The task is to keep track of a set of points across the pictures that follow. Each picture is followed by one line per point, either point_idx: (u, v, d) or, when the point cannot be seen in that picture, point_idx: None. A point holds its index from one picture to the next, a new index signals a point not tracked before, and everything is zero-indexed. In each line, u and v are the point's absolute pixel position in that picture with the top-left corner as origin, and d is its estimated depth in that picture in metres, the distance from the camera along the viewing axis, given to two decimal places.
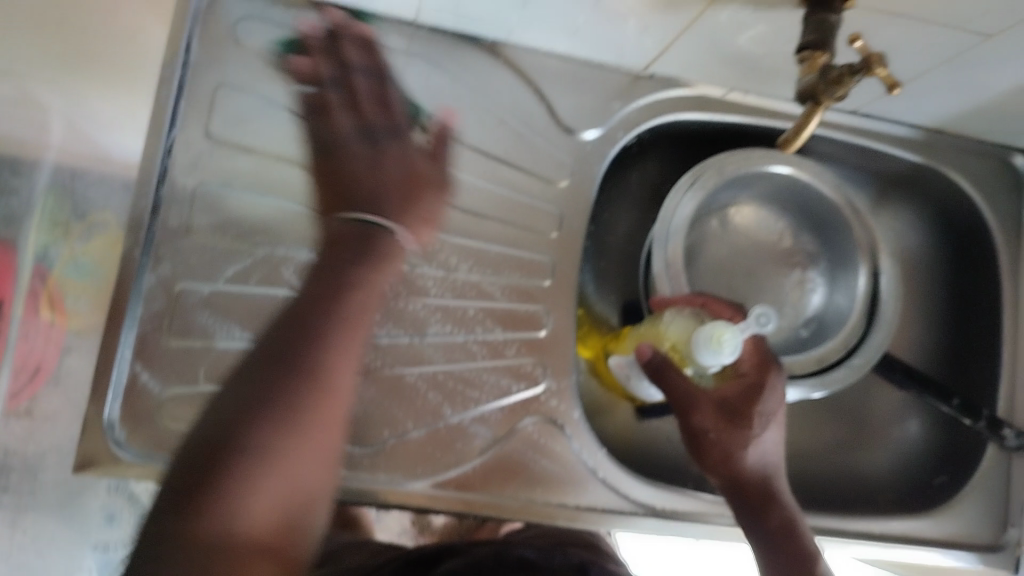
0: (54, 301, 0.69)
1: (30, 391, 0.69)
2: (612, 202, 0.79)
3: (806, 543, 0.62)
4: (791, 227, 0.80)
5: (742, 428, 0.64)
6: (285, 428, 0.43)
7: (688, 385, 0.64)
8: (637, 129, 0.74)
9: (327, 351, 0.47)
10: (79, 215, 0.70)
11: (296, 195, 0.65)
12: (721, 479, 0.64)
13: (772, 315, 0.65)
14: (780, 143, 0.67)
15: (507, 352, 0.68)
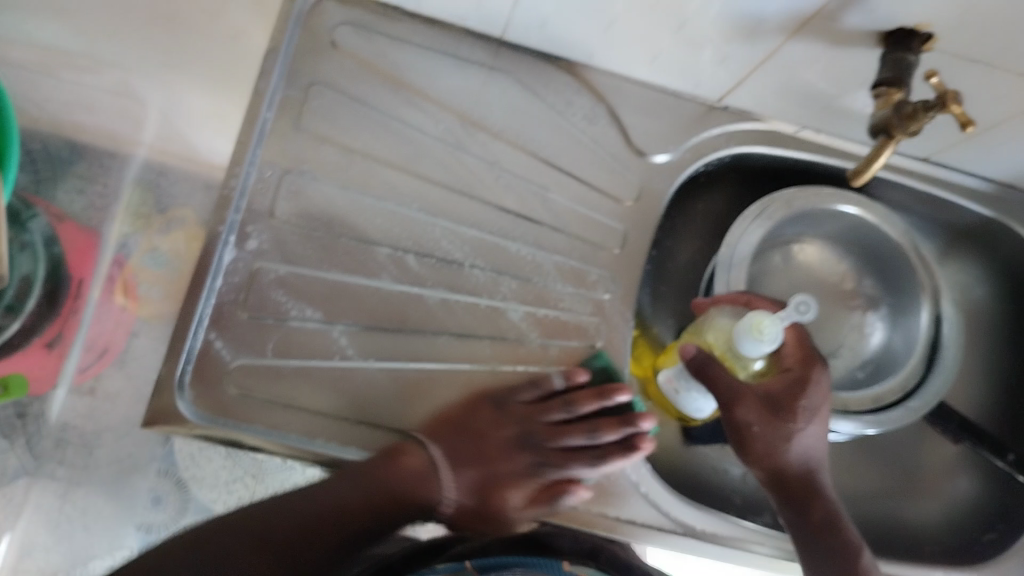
0: (127, 290, 0.91)
1: (98, 368, 0.89)
2: (677, 228, 0.81)
3: (847, 537, 0.65)
4: (854, 269, 0.81)
5: (785, 421, 0.66)
6: (273, 572, 0.59)
7: (732, 378, 0.65)
8: (706, 157, 0.76)
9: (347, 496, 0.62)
10: (161, 209, 0.92)
11: (374, 190, 0.69)
12: (764, 472, 0.66)
13: (811, 303, 0.64)
14: (853, 173, 0.67)
15: (561, 359, 0.70)
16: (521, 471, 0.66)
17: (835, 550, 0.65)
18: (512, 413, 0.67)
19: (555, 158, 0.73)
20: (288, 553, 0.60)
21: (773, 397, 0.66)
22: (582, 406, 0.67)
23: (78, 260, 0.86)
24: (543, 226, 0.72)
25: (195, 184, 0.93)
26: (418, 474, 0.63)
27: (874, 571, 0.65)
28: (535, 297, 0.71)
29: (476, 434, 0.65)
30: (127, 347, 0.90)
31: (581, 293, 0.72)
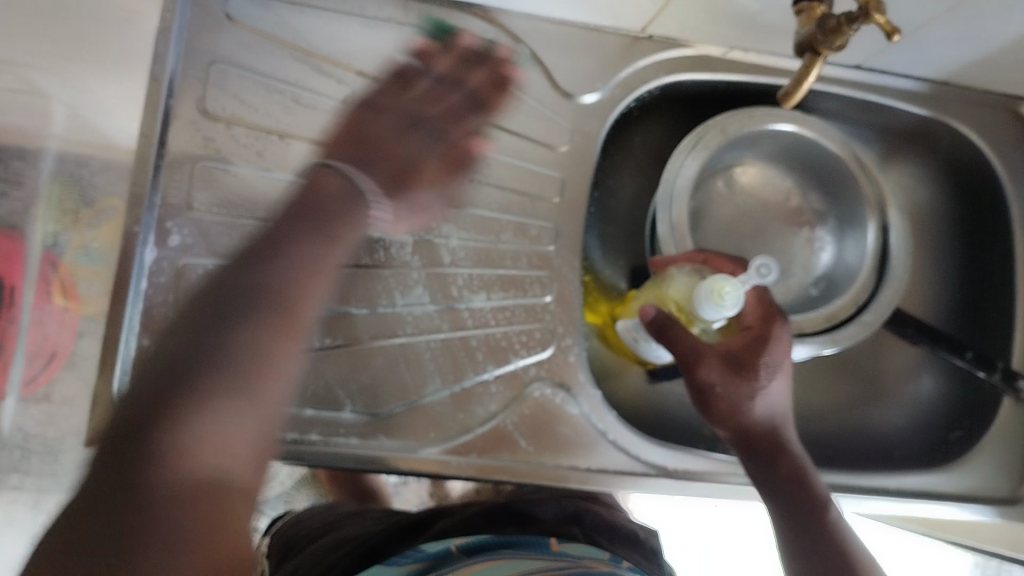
0: (66, 290, 0.93)
1: (48, 374, 0.93)
2: (616, 166, 0.79)
3: (815, 491, 0.65)
4: (798, 185, 0.80)
5: (747, 378, 0.65)
6: (241, 395, 0.47)
7: (693, 340, 0.64)
8: (636, 91, 0.73)
9: (280, 272, 0.53)
10: (88, 202, 0.93)
11: (296, 168, 0.66)
12: (730, 430, 0.66)
13: (772, 265, 0.64)
14: (780, 97, 0.64)
15: (514, 319, 0.68)
16: (423, 155, 0.66)
17: (804, 511, 0.64)
18: (385, 97, 0.66)
19: (482, 111, 0.70)
20: (263, 386, 0.49)
21: (734, 355, 0.66)
22: (436, 66, 0.68)
23: (5, 266, 0.88)
24: (477, 183, 0.70)
25: (118, 172, 0.93)
26: (341, 193, 0.59)
27: (844, 527, 0.64)
28: (478, 258, 0.69)
29: (366, 116, 0.64)
30: (75, 350, 0.94)
31: (524, 248, 0.70)
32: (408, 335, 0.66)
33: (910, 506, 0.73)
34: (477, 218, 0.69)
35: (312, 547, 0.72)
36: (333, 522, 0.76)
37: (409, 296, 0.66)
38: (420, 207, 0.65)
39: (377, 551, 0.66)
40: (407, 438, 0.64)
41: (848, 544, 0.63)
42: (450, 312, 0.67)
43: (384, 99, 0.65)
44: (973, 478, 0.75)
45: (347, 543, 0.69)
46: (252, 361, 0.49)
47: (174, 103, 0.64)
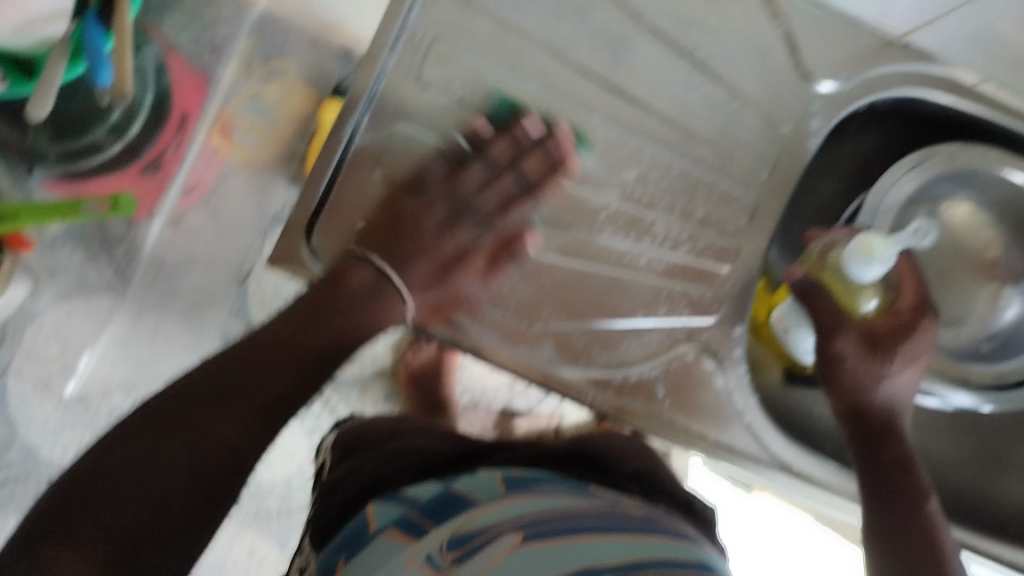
0: (225, 131, 0.92)
1: (187, 203, 0.92)
2: (820, 168, 0.77)
3: (920, 479, 0.61)
4: (1008, 242, 0.74)
5: (879, 362, 0.63)
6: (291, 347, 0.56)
7: (836, 308, 0.63)
8: (875, 94, 0.71)
9: (298, 339, 0.57)
10: (265, 59, 0.92)
11: (528, 71, 0.65)
12: (846, 405, 0.64)
13: (928, 231, 0.58)
14: None
15: (682, 278, 0.69)
16: (467, 244, 0.62)
17: (897, 489, 0.60)
18: (434, 190, 0.62)
19: (721, 68, 0.69)
20: (253, 394, 0.53)
21: (874, 332, 0.64)
22: (492, 151, 0.62)
23: (185, 95, 0.89)
24: (691, 134, 0.69)
25: (302, 38, 0.92)
26: (368, 289, 0.59)
27: (940, 520, 0.59)
28: (670, 209, 0.69)
29: (450, 211, 0.62)
30: (217, 187, 0.93)
31: (715, 212, 0.70)
32: (580, 261, 0.66)
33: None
34: (682, 168, 0.69)
35: (376, 448, 0.72)
36: (401, 431, 0.76)
37: (586, 224, 0.66)
38: (457, 292, 0.62)
39: (434, 471, 0.67)
40: (558, 356, 0.66)
41: (938, 531, 0.58)
42: (622, 249, 0.67)
43: (408, 213, 0.60)
44: None
45: (410, 454, 0.69)
46: (252, 381, 0.54)
47: None
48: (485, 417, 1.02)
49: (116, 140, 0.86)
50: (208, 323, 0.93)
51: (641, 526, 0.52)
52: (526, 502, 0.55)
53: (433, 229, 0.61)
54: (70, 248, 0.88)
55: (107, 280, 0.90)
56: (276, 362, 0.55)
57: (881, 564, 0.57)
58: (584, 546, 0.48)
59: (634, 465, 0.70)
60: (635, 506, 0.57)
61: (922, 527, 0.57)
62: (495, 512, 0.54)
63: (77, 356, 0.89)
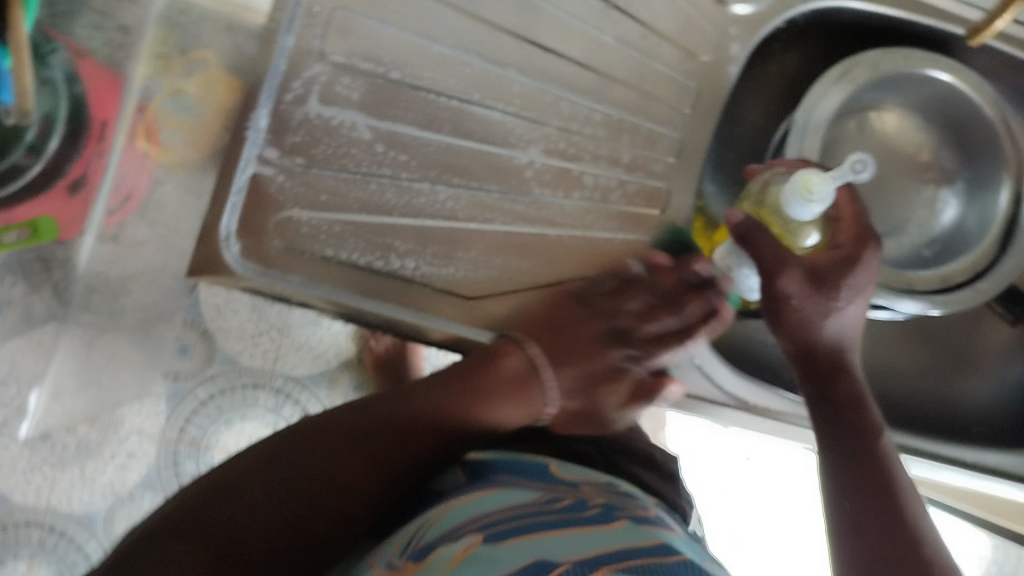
0: (150, 135, 0.88)
1: (121, 217, 0.88)
2: (747, 92, 0.76)
3: (870, 415, 0.61)
4: (934, 141, 0.76)
5: (826, 297, 0.59)
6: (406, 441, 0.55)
7: (779, 247, 0.57)
8: (791, 10, 0.69)
9: (414, 443, 0.55)
10: (182, 51, 0.88)
11: (432, 33, 0.63)
12: (794, 344, 0.62)
13: (869, 162, 0.53)
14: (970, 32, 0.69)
15: (615, 226, 0.67)
16: (609, 357, 0.62)
17: (858, 431, 0.60)
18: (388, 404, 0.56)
19: (629, 4, 0.66)
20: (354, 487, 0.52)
21: (818, 270, 0.59)
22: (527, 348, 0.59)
23: (100, 100, 0.83)
24: (607, 78, 0.67)
25: (217, 25, 0.89)
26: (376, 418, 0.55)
27: (892, 452, 0.60)
28: (596, 158, 0.67)
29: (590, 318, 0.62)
30: (151, 195, 0.88)
31: (643, 154, 0.68)
32: (510, 225, 0.65)
33: (979, 481, 0.73)
34: (603, 115, 0.67)
35: None
36: None
37: (512, 185, 0.65)
38: (595, 404, 0.62)
39: None
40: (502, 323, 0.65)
41: (894, 471, 0.58)
42: (553, 207, 0.66)
43: (402, 453, 0.55)
44: None
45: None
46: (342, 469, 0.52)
47: None
48: None
49: (36, 161, 0.77)
50: (164, 336, 0.89)
51: (599, 518, 0.50)
52: (481, 499, 0.54)
53: (597, 341, 0.61)
54: (10, 281, 0.84)
55: (48, 308, 0.85)
56: (347, 453, 0.53)
57: (838, 512, 0.58)
58: (541, 541, 0.46)
59: None
60: (592, 490, 0.57)
61: (879, 470, 0.58)
62: (453, 513, 0.52)
63: (26, 392, 0.84)
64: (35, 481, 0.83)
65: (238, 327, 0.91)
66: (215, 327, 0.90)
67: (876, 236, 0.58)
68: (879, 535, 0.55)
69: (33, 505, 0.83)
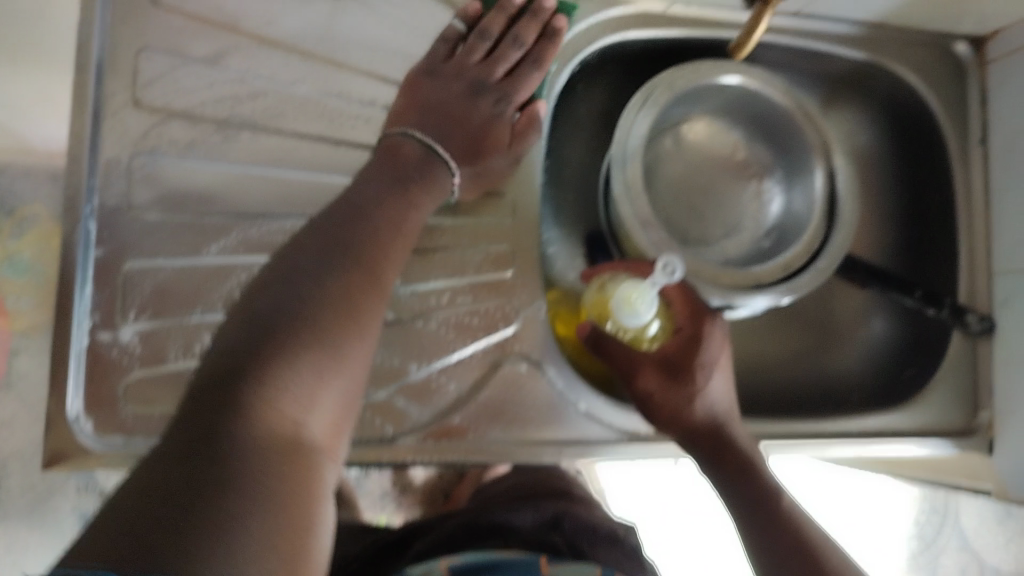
0: None
1: None
2: (566, 136, 0.78)
3: (767, 478, 0.63)
4: (744, 139, 0.81)
5: (687, 383, 0.64)
6: (337, 304, 0.47)
7: (627, 349, 0.63)
8: (580, 54, 0.72)
9: (343, 276, 0.49)
10: (8, 212, 0.89)
11: (236, 156, 0.63)
12: (677, 435, 0.64)
13: (676, 262, 0.63)
14: (735, 48, 0.68)
15: (467, 300, 0.67)
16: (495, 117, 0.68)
17: (757, 496, 0.62)
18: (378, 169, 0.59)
19: None
20: (300, 356, 0.44)
21: (671, 359, 0.64)
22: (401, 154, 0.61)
23: None
24: None
25: (39, 177, 0.89)
26: (369, 210, 0.56)
27: (796, 509, 0.62)
28: (432, 237, 0.68)
29: (440, 105, 0.65)
30: (11, 369, 0.89)
31: (480, 222, 0.69)
32: None
33: (868, 448, 0.76)
34: None
35: None
36: None
37: None
38: (491, 167, 0.68)
39: None
40: (386, 425, 0.64)
41: (806, 528, 0.61)
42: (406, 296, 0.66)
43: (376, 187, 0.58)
44: (933, 411, 0.77)
45: None
46: (300, 364, 0.44)
47: (105, 99, 0.61)
48: (379, 477, 1.00)
49: None
50: (59, 506, 0.89)
51: None
52: None
53: (461, 99, 0.66)
54: None
55: None
56: (328, 281, 0.48)
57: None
58: None
59: (545, 509, 0.68)
60: None
61: (798, 535, 0.61)
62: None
63: None
64: None
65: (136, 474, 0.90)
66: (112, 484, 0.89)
67: (710, 311, 0.65)
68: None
69: None
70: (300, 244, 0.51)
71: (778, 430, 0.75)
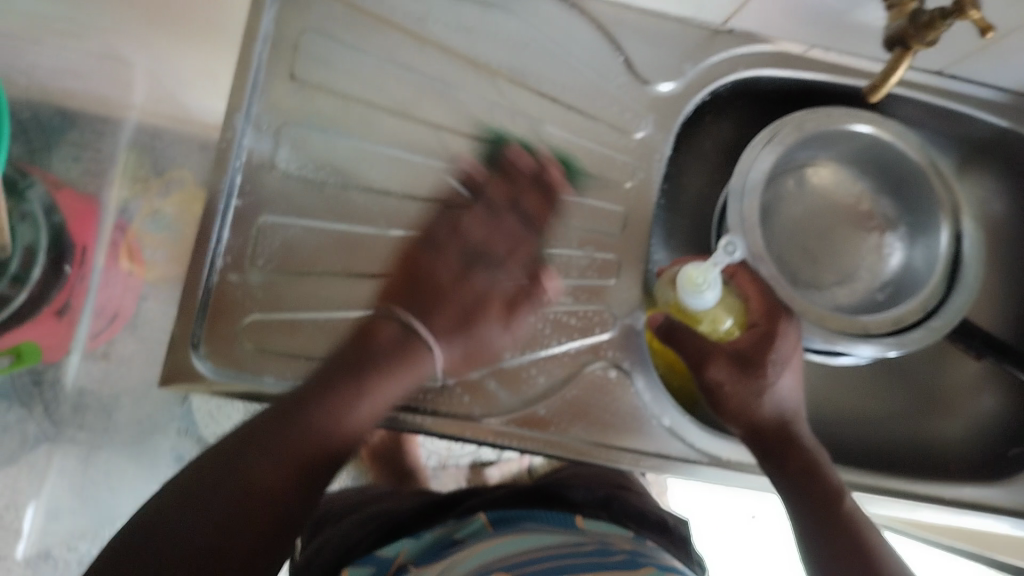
0: (133, 254, 0.91)
1: (110, 334, 0.90)
2: (689, 160, 0.79)
3: (829, 481, 0.63)
4: (869, 190, 0.80)
5: (755, 376, 0.64)
6: (289, 441, 0.57)
7: (701, 339, 0.63)
8: (712, 85, 0.73)
9: (291, 434, 0.57)
10: (158, 171, 0.91)
11: (376, 135, 0.68)
12: (741, 429, 0.64)
13: (737, 241, 0.64)
14: (871, 87, 0.68)
15: (567, 301, 0.70)
16: (439, 273, 0.63)
17: (817, 500, 0.62)
18: (383, 341, 0.60)
19: (558, 92, 0.71)
20: (220, 492, 0.55)
21: (743, 352, 0.64)
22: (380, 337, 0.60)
23: (79, 227, 0.86)
24: (549, 162, 0.71)
25: (190, 145, 0.91)
26: (396, 342, 0.60)
27: (858, 513, 0.62)
28: (543, 237, 0.70)
29: (410, 260, 0.64)
30: (137, 311, 0.91)
31: (593, 230, 0.71)
32: None
33: (961, 517, 0.74)
34: None
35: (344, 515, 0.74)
36: (371, 493, 0.78)
37: None
38: (480, 340, 0.64)
39: (405, 527, 0.69)
40: (475, 406, 0.67)
41: (863, 531, 0.61)
42: None
43: (381, 347, 0.60)
44: None
45: (380, 515, 0.71)
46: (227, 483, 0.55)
47: (265, 70, 0.66)
48: (456, 471, 1.01)
49: (20, 289, 0.81)
50: (159, 446, 0.89)
51: (625, 562, 0.52)
52: (509, 542, 0.56)
53: (452, 280, 0.63)
54: (5, 407, 0.87)
55: (41, 428, 0.88)
56: (265, 453, 0.56)
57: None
58: None
59: (601, 493, 0.72)
60: (621, 538, 0.59)
61: (852, 532, 0.60)
62: (476, 556, 0.55)
63: (24, 511, 0.87)
64: None
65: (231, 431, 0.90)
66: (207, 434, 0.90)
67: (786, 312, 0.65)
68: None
69: None
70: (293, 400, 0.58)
71: (868, 483, 0.73)
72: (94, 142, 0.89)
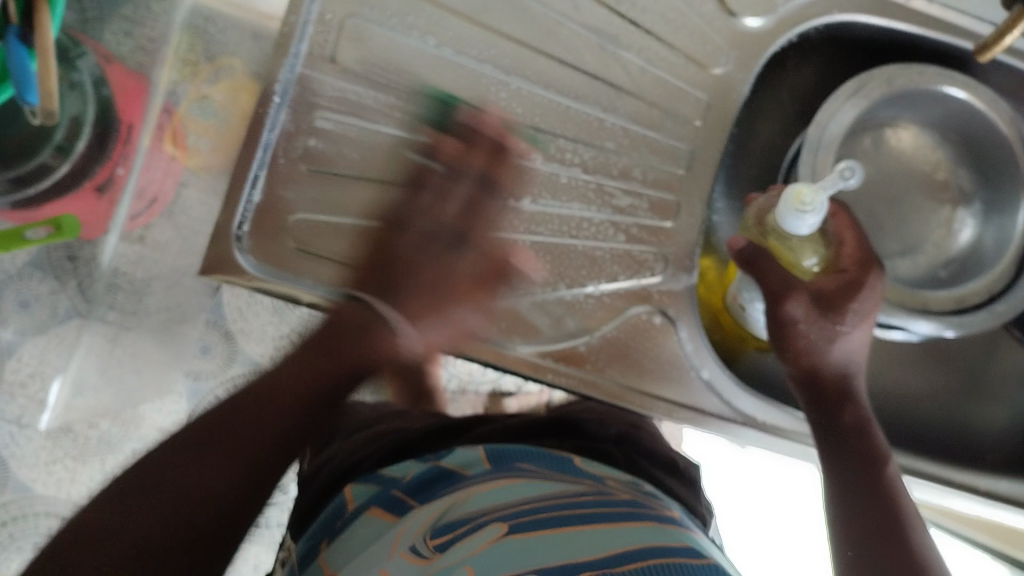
0: (177, 138, 0.88)
1: (148, 219, 0.88)
2: (764, 106, 0.75)
3: (878, 442, 0.61)
4: (950, 159, 0.76)
5: (831, 321, 0.62)
6: (219, 445, 0.50)
7: (782, 273, 0.61)
8: (800, 27, 0.69)
9: (247, 429, 0.52)
10: (209, 56, 0.87)
11: (444, 39, 0.64)
12: (800, 370, 0.63)
13: (857, 167, 0.56)
14: (981, 47, 0.63)
15: (620, 238, 0.67)
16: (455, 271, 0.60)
17: (861, 457, 0.60)
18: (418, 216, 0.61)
19: (638, 17, 0.67)
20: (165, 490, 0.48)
21: (825, 293, 0.62)
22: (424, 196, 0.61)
23: (126, 104, 0.83)
24: (618, 90, 0.67)
25: (242, 32, 0.87)
26: (357, 323, 0.58)
27: (898, 480, 0.60)
28: (603, 168, 0.67)
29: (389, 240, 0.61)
30: (176, 200, 0.88)
31: (658, 167, 0.68)
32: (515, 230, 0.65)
33: (994, 510, 0.72)
34: (611, 127, 0.67)
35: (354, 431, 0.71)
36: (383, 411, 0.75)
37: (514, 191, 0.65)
38: (459, 323, 0.61)
39: (412, 448, 0.68)
40: (511, 334, 0.65)
41: (897, 494, 0.59)
42: (560, 216, 0.66)
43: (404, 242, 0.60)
44: None
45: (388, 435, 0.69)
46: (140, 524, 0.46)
47: None
48: (474, 397, 1.00)
49: (64, 161, 0.79)
50: (185, 335, 0.90)
51: (623, 515, 0.51)
52: (499, 490, 0.54)
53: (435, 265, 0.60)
54: (39, 278, 0.86)
55: (72, 303, 0.87)
56: (252, 425, 0.52)
57: (844, 531, 0.58)
58: (572, 539, 0.46)
59: (613, 432, 0.70)
60: (618, 487, 0.58)
61: (888, 494, 0.59)
62: (471, 503, 0.53)
63: (49, 384, 0.87)
64: (54, 472, 0.87)
65: (259, 330, 0.91)
66: (236, 328, 0.91)
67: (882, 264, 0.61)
68: (881, 554, 0.56)
69: (54, 497, 0.87)
70: (219, 415, 0.52)
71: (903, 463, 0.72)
72: (151, 20, 0.86)
